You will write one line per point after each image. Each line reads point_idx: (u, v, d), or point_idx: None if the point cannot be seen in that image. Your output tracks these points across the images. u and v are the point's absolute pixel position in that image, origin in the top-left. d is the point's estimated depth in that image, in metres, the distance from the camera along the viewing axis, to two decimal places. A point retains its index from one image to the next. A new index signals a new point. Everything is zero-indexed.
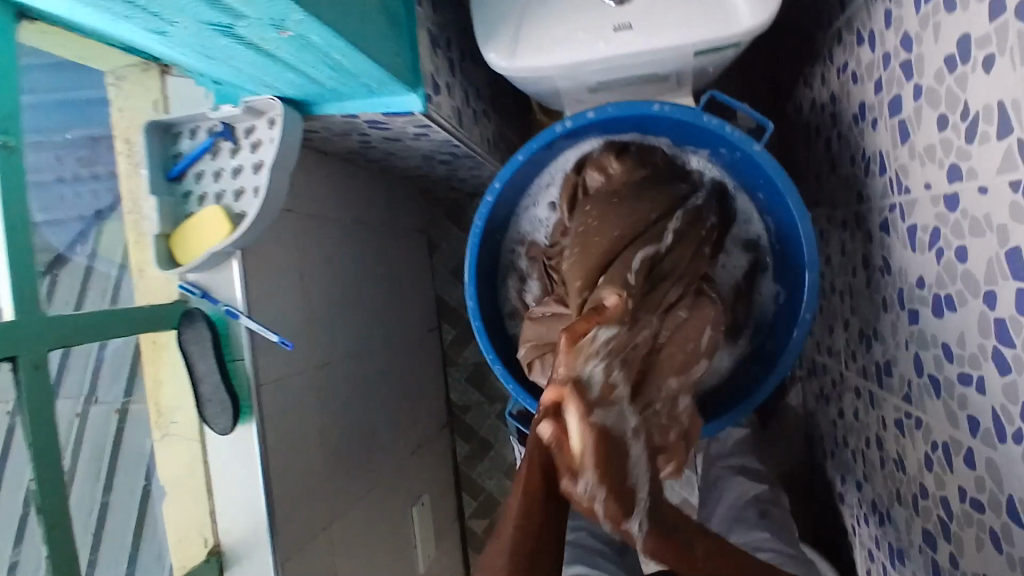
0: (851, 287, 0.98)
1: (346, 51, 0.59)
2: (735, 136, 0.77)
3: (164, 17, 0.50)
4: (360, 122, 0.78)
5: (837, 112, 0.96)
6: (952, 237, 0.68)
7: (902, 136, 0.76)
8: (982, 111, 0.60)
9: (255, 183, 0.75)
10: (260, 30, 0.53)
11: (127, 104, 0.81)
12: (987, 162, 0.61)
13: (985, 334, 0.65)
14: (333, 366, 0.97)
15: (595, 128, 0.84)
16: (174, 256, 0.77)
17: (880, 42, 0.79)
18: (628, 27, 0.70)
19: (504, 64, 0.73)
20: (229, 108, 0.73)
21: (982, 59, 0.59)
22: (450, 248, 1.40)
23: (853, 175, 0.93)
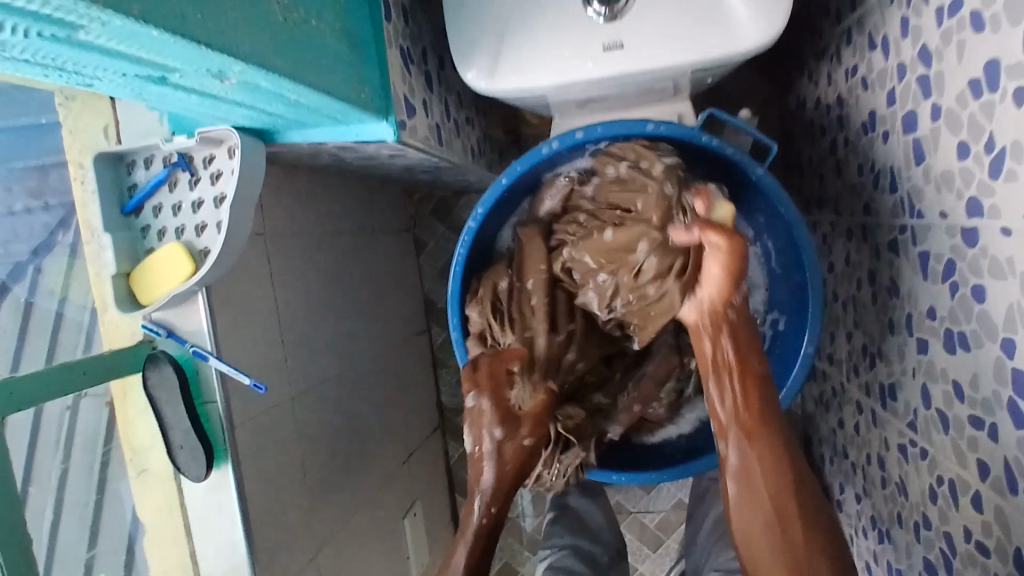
0: (856, 299, 0.93)
1: (304, 92, 0.53)
2: (739, 156, 0.71)
3: (87, 74, 0.45)
4: (329, 147, 0.72)
5: (844, 115, 0.89)
6: (969, 272, 0.63)
7: (916, 156, 0.71)
8: (1009, 146, 0.54)
9: (216, 217, 0.69)
10: (200, 79, 0.47)
11: (78, 126, 0.75)
12: (1010, 202, 0.55)
13: (1000, 382, 0.60)
14: (313, 391, 0.93)
15: (581, 149, 0.77)
16: (134, 297, 0.72)
17: (894, 50, 0.73)
18: (619, 44, 0.65)
19: (484, 84, 0.68)
20: (183, 139, 0.68)
21: (1012, 90, 0.53)
22: (436, 248, 1.34)
23: (860, 186, 0.86)
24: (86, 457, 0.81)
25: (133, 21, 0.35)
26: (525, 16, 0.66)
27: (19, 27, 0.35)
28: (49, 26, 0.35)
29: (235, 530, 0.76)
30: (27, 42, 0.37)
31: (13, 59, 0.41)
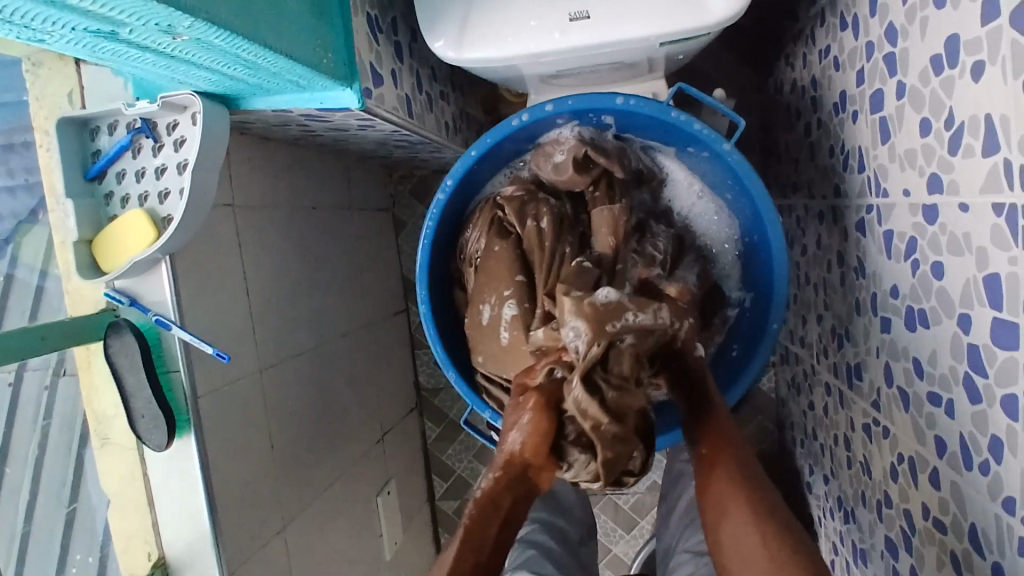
0: (826, 281, 0.93)
1: (260, 50, 0.52)
2: (704, 133, 0.71)
3: (35, 26, 0.44)
4: (295, 116, 0.72)
5: (817, 98, 0.89)
6: (929, 250, 0.63)
7: (882, 135, 0.71)
8: (969, 123, 0.54)
9: (179, 184, 0.69)
10: (151, 35, 0.47)
11: (46, 95, 0.74)
12: (968, 180, 0.55)
13: (956, 357, 0.60)
14: (283, 366, 0.93)
15: (546, 124, 0.77)
16: (95, 263, 0.71)
17: (863, 31, 0.72)
18: (585, 15, 0.64)
19: (452, 55, 0.67)
20: (145, 103, 0.67)
21: (971, 67, 0.53)
22: (414, 227, 1.34)
23: (831, 168, 0.86)
24: (54, 426, 0.81)
25: None
26: None
27: None
28: None
29: (197, 500, 0.75)
30: None
31: None
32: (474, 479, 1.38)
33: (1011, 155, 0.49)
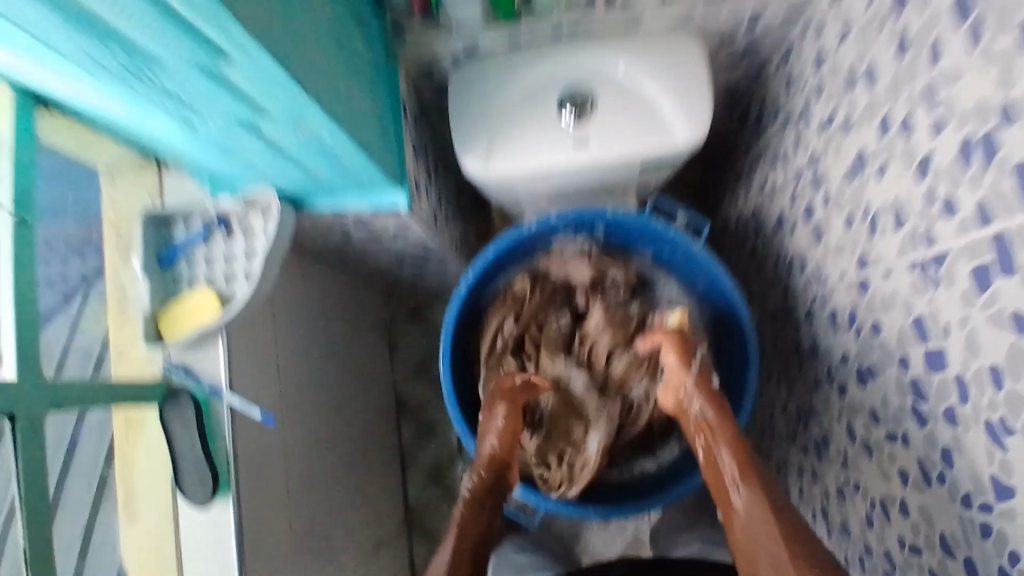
0: (784, 373, 1.07)
1: (350, 144, 0.68)
2: (677, 237, 0.89)
3: (198, 111, 0.58)
4: (347, 218, 0.86)
5: (757, 223, 1.08)
6: (867, 315, 0.79)
7: (816, 237, 0.90)
8: (881, 208, 0.73)
9: (246, 269, 0.81)
10: (280, 123, 0.61)
11: (121, 198, 0.87)
12: (888, 250, 0.73)
13: (903, 394, 0.74)
14: (302, 451, 0.98)
15: (549, 234, 0.94)
16: (161, 334, 0.81)
17: (791, 162, 0.93)
18: (586, 140, 0.83)
19: (477, 169, 0.85)
20: (228, 200, 0.80)
21: (876, 169, 0.73)
22: (408, 347, 1.44)
23: (776, 278, 1.04)
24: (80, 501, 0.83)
25: (270, 58, 0.50)
26: (513, 121, 0.84)
27: (187, 55, 0.48)
28: (210, 57, 0.49)
29: (228, 567, 0.77)
30: (182, 70, 0.50)
31: (155, 86, 0.53)
32: None
33: (915, 222, 0.67)
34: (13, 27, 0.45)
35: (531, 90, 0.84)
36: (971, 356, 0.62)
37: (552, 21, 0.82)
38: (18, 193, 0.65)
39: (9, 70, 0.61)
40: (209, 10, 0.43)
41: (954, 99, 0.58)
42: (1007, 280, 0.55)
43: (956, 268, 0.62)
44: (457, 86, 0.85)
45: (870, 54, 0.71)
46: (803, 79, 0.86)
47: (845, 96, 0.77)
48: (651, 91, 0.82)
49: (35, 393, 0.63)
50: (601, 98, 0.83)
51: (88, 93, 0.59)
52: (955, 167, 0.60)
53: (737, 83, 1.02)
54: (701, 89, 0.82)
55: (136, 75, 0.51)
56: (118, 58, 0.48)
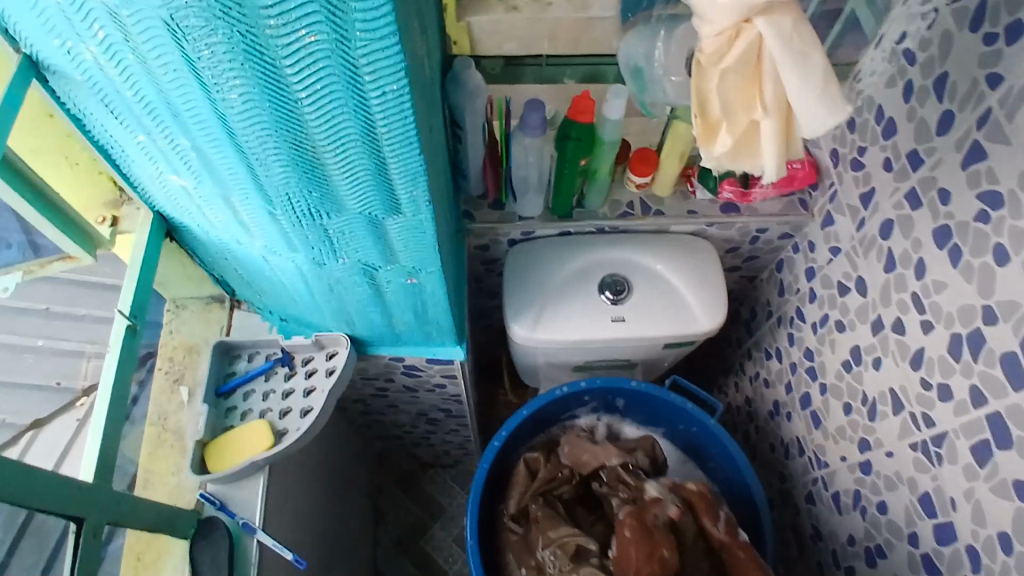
0: (785, 559, 1.10)
1: (440, 302, 0.77)
2: (696, 412, 0.98)
3: (337, 253, 0.67)
4: (400, 366, 0.92)
5: (752, 410, 1.21)
6: (872, 494, 0.88)
7: (814, 423, 1.01)
8: (880, 395, 0.86)
9: (304, 404, 0.84)
10: (396, 274, 0.71)
11: (182, 328, 0.92)
12: (888, 432, 0.84)
13: (916, 569, 0.81)
14: None
15: (575, 399, 1.02)
16: (203, 464, 0.80)
17: (786, 355, 1.08)
18: (622, 319, 0.95)
19: (526, 333, 0.95)
20: (299, 339, 0.86)
21: (871, 360, 0.87)
22: (395, 518, 1.40)
23: (775, 460, 1.13)
24: None
25: (429, 216, 0.61)
26: (560, 295, 0.96)
27: (368, 204, 0.59)
28: (385, 208, 0.59)
29: None
30: (355, 216, 0.60)
31: (318, 228, 0.63)
32: None
33: (914, 407, 0.79)
34: (239, 167, 0.55)
35: (577, 271, 0.98)
36: (980, 525, 0.71)
37: (598, 223, 0.98)
38: (135, 303, 0.69)
39: (165, 204, 0.70)
40: (413, 173, 0.55)
41: (942, 304, 0.74)
42: (1003, 451, 0.67)
43: (956, 445, 0.73)
44: (514, 262, 0.98)
45: (860, 268, 0.88)
46: (797, 287, 1.04)
47: (838, 301, 0.94)
48: (679, 283, 0.97)
49: (103, 501, 0.61)
50: (637, 288, 0.97)
51: (238, 230, 0.68)
52: (947, 358, 0.74)
53: (733, 287, 1.20)
54: (718, 285, 0.98)
55: (311, 216, 0.61)
56: (309, 201, 0.58)
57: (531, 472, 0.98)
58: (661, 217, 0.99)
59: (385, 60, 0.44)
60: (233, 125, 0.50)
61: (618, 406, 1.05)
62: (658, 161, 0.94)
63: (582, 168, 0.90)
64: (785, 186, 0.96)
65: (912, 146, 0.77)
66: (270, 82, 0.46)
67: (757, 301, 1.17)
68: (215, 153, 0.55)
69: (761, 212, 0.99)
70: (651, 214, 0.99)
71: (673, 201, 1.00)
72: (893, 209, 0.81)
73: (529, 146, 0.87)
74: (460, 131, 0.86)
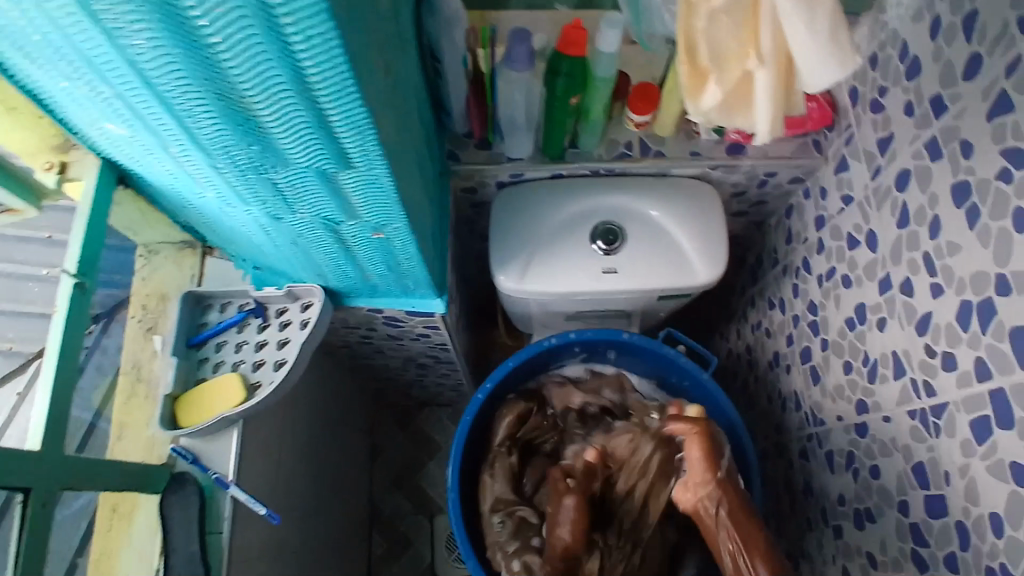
0: (775, 510, 1.09)
1: (413, 255, 0.72)
2: (689, 366, 0.94)
3: (293, 207, 0.62)
4: (379, 317, 0.89)
5: (752, 359, 1.17)
6: (865, 457, 0.85)
7: (813, 378, 0.97)
8: (882, 357, 0.80)
9: (277, 357, 0.81)
10: (360, 228, 0.66)
11: (155, 275, 0.88)
12: (888, 397, 0.80)
13: (902, 537, 0.78)
14: (287, 556, 0.93)
15: (565, 349, 0.98)
16: (175, 418, 0.78)
17: (789, 307, 1.03)
18: (614, 271, 0.90)
19: (512, 283, 0.90)
20: (271, 290, 0.82)
21: (876, 321, 0.81)
22: (391, 454, 1.41)
23: (771, 412, 1.10)
24: None
25: (386, 171, 0.56)
26: (548, 244, 0.91)
27: (316, 159, 0.53)
28: (335, 163, 0.54)
29: None
30: (304, 171, 0.55)
31: (267, 183, 0.57)
32: None
33: (916, 374, 0.74)
34: (167, 118, 0.50)
35: (568, 218, 0.92)
36: (972, 502, 0.67)
37: (593, 165, 0.91)
38: (81, 261, 0.67)
39: (111, 151, 0.65)
40: (358, 125, 0.49)
41: (954, 268, 0.68)
42: (1003, 430, 0.62)
43: (956, 418, 0.68)
44: (502, 206, 0.92)
45: (872, 221, 0.81)
46: (805, 236, 0.97)
47: (846, 255, 0.87)
48: (676, 232, 0.91)
49: (53, 468, 0.60)
50: (631, 237, 0.91)
51: (188, 181, 0.63)
52: (956, 326, 0.68)
53: (739, 232, 1.13)
54: (719, 234, 0.91)
55: (257, 171, 0.55)
56: (251, 155, 0.53)
57: (519, 420, 0.97)
58: (662, 158, 0.91)
59: (303, 1, 0.38)
60: (148, 74, 0.44)
61: (610, 358, 1.02)
62: (659, 99, 0.85)
63: (574, 107, 0.82)
64: (797, 128, 0.88)
65: (938, 90, 0.69)
66: (178, 28, 0.40)
67: (764, 248, 1.10)
68: (139, 102, 0.49)
69: (770, 155, 0.91)
70: (651, 156, 0.91)
71: (675, 140, 0.92)
72: (912, 159, 0.74)
73: (516, 82, 0.79)
74: (439, 65, 0.77)
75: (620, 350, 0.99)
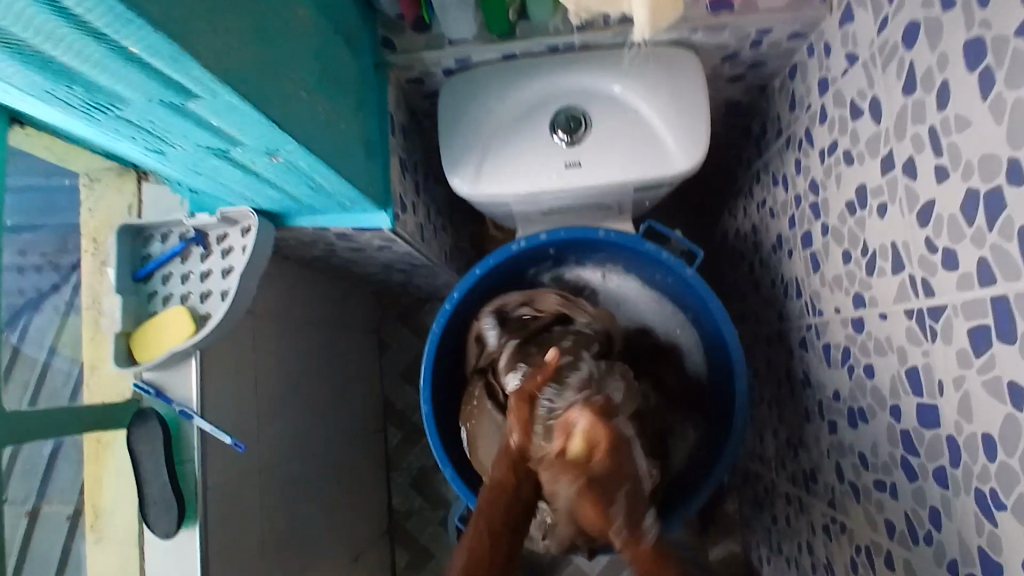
0: (778, 397, 1.03)
1: (329, 175, 0.65)
2: (670, 261, 0.87)
3: (166, 140, 0.55)
4: (329, 234, 0.84)
5: (757, 239, 1.06)
6: (861, 354, 0.77)
7: (814, 266, 0.87)
8: (880, 248, 0.70)
9: (222, 286, 0.78)
10: (254, 155, 0.59)
11: (99, 205, 0.84)
12: (885, 293, 0.70)
13: (894, 444, 0.71)
14: (282, 469, 0.97)
15: (540, 251, 0.92)
16: (131, 355, 0.78)
17: (792, 185, 0.91)
18: (578, 164, 0.80)
19: (468, 189, 0.82)
20: (206, 217, 0.78)
21: (877, 206, 0.70)
22: (398, 349, 1.43)
23: (774, 297, 1.01)
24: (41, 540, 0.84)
25: (236, 96, 0.47)
26: (504, 139, 0.82)
27: (147, 90, 0.46)
28: (173, 93, 0.46)
29: None
30: (145, 104, 0.47)
31: (119, 119, 0.50)
32: None
33: (914, 270, 0.64)
34: None
35: (523, 109, 0.82)
36: (965, 418, 0.59)
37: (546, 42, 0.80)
38: None
39: None
40: (167, 49, 0.41)
41: (961, 148, 0.55)
42: (1003, 344, 0.52)
43: (952, 324, 0.59)
44: (449, 101, 0.83)
45: (876, 87, 0.67)
46: (808, 103, 0.83)
47: (848, 126, 0.74)
48: (647, 112, 0.80)
49: None
50: (599, 122, 0.80)
51: (54, 119, 0.56)
52: (958, 219, 0.56)
53: (740, 100, 0.99)
54: (700, 113, 0.79)
55: (97, 108, 0.48)
56: (76, 93, 0.46)
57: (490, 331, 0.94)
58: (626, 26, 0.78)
59: None
60: None
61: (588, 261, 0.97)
62: None
63: None
64: None
65: None
66: None
67: (768, 116, 0.96)
68: None
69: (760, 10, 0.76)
70: (614, 24, 0.77)
71: None
72: (922, 7, 0.58)
73: None
74: None
75: (598, 246, 0.92)
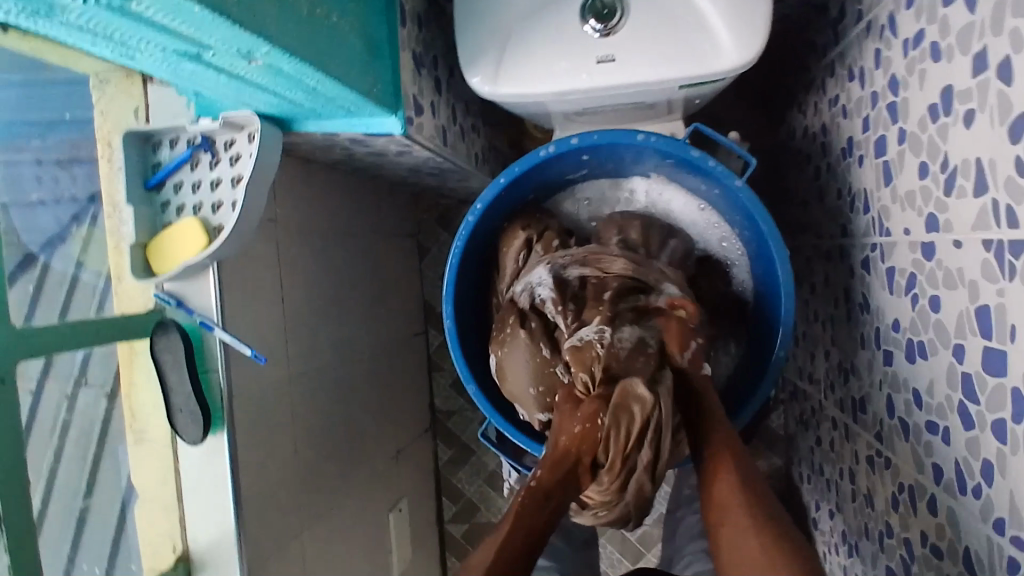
0: (834, 318, 0.95)
1: (320, 78, 0.59)
2: (718, 170, 0.77)
3: (130, 45, 0.50)
4: (341, 139, 0.78)
5: (826, 142, 0.94)
6: (927, 283, 0.67)
7: (885, 177, 0.75)
8: (962, 164, 0.59)
9: (232, 196, 0.75)
10: (229, 58, 0.53)
11: (110, 108, 0.82)
12: (961, 217, 0.59)
13: (952, 387, 0.64)
14: (315, 374, 0.98)
15: (571, 157, 0.84)
16: (149, 266, 0.78)
17: (869, 80, 0.77)
18: (611, 59, 0.71)
19: (488, 89, 0.74)
20: (209, 123, 0.74)
21: (963, 113, 0.58)
22: (439, 251, 1.40)
23: (839, 209, 0.90)
24: (77, 434, 0.84)
25: None
26: (526, 30, 0.72)
27: None
28: None
29: (225, 498, 0.79)
30: (84, 8, 0.42)
31: (68, 24, 0.46)
32: (484, 504, 1.39)
33: (999, 194, 0.53)
34: None
35: None
36: None
37: None
38: None
39: None
40: None
41: None
42: None
43: None
44: None
45: None
46: None
47: (940, 11, 0.60)
48: None
49: None
50: (636, 6, 0.69)
51: None
52: None
53: None
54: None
55: (38, 13, 0.44)
56: None
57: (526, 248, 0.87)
58: None
59: None
60: None
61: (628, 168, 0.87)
62: None
63: None
64: None
65: None
66: None
67: None
68: None
69: None
70: None
71: None
72: None
73: None
74: None
75: (638, 151, 0.82)
